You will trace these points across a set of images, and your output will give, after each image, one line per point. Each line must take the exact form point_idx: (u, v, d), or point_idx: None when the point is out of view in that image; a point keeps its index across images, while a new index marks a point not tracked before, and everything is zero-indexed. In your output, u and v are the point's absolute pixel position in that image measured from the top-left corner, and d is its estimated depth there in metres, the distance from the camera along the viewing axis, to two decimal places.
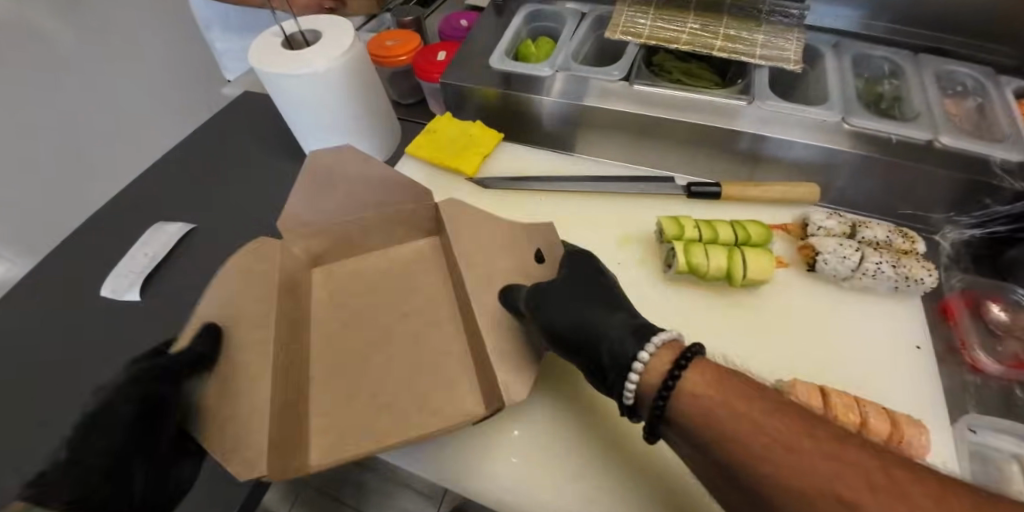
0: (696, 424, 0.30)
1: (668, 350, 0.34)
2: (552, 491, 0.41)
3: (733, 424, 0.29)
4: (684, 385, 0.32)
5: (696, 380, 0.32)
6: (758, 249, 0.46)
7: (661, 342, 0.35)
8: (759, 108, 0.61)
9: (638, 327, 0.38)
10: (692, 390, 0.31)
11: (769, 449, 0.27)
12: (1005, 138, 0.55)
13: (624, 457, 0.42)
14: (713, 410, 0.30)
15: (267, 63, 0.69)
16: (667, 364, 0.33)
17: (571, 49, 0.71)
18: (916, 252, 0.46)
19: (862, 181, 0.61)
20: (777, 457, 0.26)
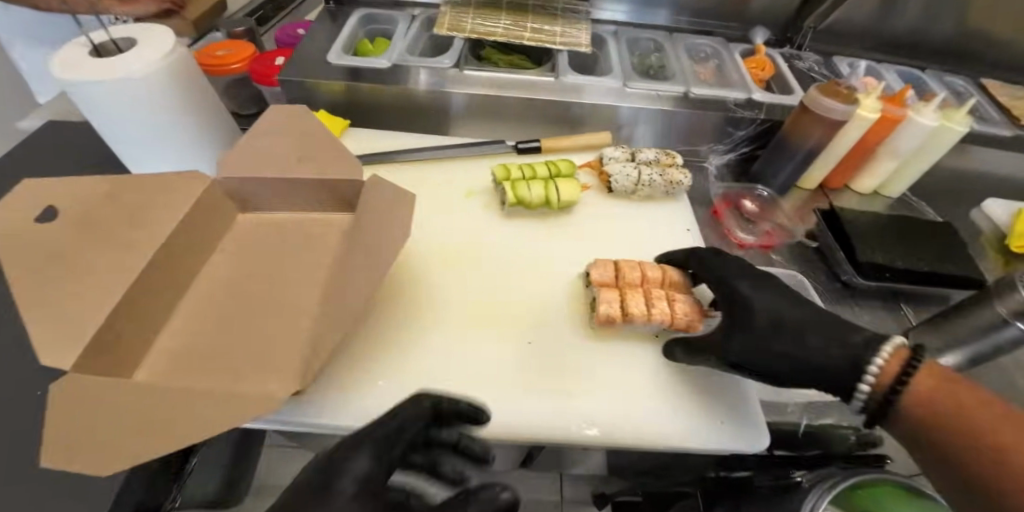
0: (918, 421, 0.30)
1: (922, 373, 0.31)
2: (428, 380, 0.43)
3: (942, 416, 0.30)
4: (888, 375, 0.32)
5: (918, 378, 0.31)
6: (567, 179, 0.58)
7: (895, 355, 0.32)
8: (564, 81, 0.76)
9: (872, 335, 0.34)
10: (921, 393, 0.31)
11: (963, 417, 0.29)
12: (735, 86, 0.78)
13: (577, 331, 0.49)
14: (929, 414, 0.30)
15: (69, 66, 0.64)
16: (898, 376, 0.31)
17: (406, 45, 0.78)
18: (675, 164, 0.61)
19: (650, 128, 0.79)
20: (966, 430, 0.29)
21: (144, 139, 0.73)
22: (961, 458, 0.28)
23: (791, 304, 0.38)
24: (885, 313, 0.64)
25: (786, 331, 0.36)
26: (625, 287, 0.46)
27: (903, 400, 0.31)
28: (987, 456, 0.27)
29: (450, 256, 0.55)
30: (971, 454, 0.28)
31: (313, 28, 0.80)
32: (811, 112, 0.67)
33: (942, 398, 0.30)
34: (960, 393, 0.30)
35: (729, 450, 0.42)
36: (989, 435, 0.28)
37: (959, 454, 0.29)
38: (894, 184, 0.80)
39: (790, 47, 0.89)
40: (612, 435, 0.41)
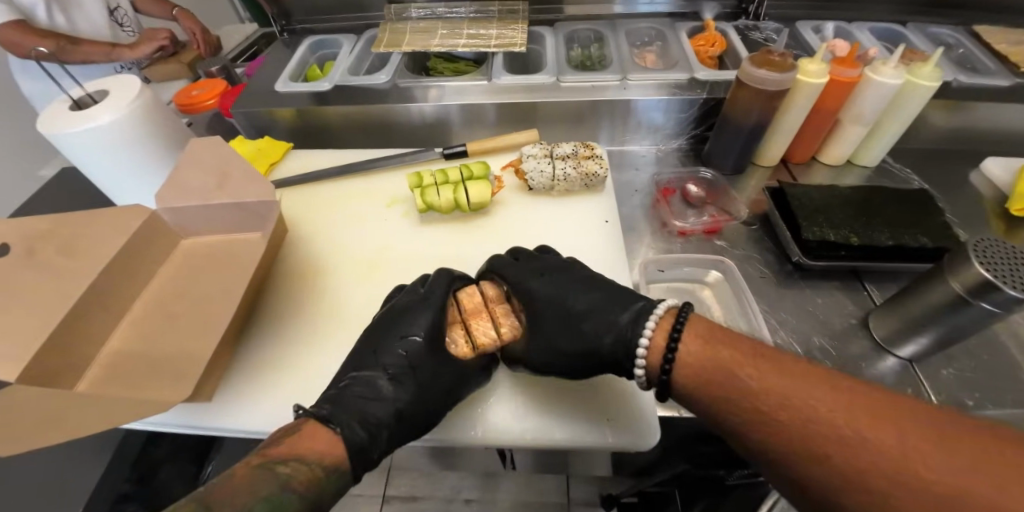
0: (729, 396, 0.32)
1: (690, 335, 0.36)
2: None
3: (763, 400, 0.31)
4: (682, 354, 0.36)
5: (690, 349, 0.36)
6: (478, 181, 0.58)
7: (654, 324, 0.38)
8: (497, 82, 0.76)
9: (638, 309, 0.41)
10: (692, 357, 0.35)
11: (782, 398, 0.30)
12: (677, 67, 0.75)
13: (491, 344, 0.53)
14: (749, 393, 0.31)
15: (51, 120, 0.72)
16: (664, 341, 0.37)
17: (349, 65, 0.82)
18: (593, 155, 0.60)
19: (591, 121, 0.77)
20: (793, 417, 0.29)
21: (127, 176, 0.80)
22: (715, 401, 0.33)
23: (580, 291, 0.45)
24: (843, 296, 0.59)
25: (562, 330, 0.43)
26: (466, 318, 0.47)
27: (673, 366, 0.36)
28: (726, 391, 0.32)
29: (366, 267, 0.57)
30: (713, 390, 0.33)
31: (266, 61, 0.86)
32: (746, 86, 0.63)
33: (719, 371, 0.33)
34: (707, 339, 0.36)
35: (612, 447, 0.45)
36: (727, 370, 0.33)
37: (711, 396, 0.33)
38: (869, 152, 0.74)
39: (747, 19, 0.84)
40: (498, 438, 0.46)
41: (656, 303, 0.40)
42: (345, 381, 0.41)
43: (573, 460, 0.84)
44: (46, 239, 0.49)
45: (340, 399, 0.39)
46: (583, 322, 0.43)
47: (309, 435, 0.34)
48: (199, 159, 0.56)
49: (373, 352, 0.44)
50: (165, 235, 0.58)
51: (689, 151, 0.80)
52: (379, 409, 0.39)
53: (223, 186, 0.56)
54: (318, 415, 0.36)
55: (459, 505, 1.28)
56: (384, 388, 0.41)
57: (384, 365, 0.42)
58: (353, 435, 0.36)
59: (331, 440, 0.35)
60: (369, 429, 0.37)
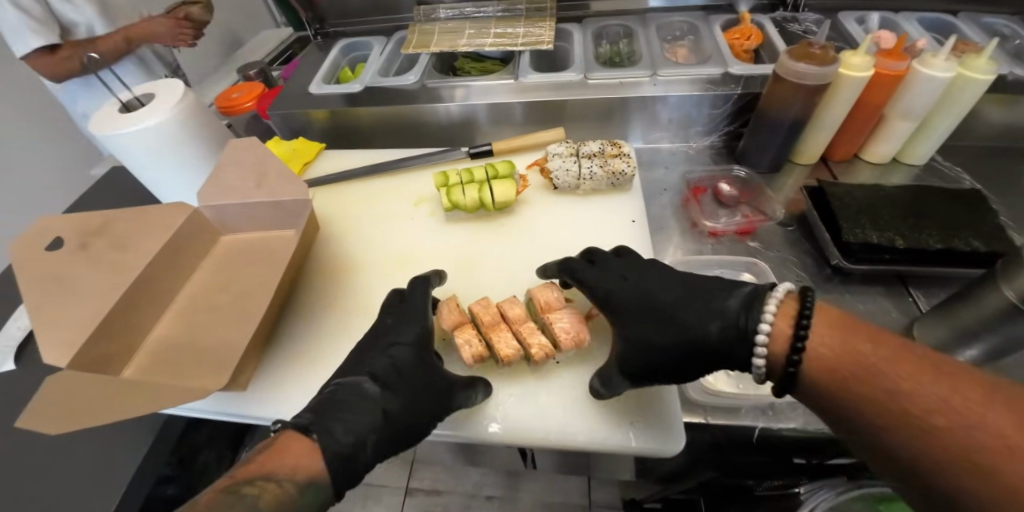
0: (858, 394, 0.29)
1: (822, 320, 0.32)
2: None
3: (897, 395, 0.27)
4: (812, 339, 0.32)
5: (819, 330, 0.32)
6: (504, 179, 0.58)
7: (775, 307, 0.34)
8: (524, 81, 0.76)
9: (753, 298, 0.37)
10: (817, 343, 0.31)
11: (928, 397, 0.26)
12: (710, 61, 0.72)
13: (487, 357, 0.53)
14: (882, 387, 0.28)
15: (104, 123, 0.77)
16: (788, 324, 0.34)
17: (379, 67, 0.84)
18: (621, 153, 0.58)
19: (619, 119, 0.76)
20: (934, 417, 0.25)
21: (169, 176, 0.85)
22: (844, 394, 0.29)
23: (670, 286, 0.42)
24: (886, 302, 0.55)
25: (665, 319, 0.40)
26: (488, 331, 0.47)
27: (802, 354, 0.32)
28: (865, 387, 0.28)
29: (393, 264, 0.58)
30: (846, 381, 0.29)
31: (301, 64, 0.89)
32: (784, 80, 0.61)
33: (849, 361, 0.30)
34: (847, 329, 0.32)
35: (635, 450, 0.44)
36: (869, 362, 0.29)
37: (842, 388, 0.30)
38: (916, 150, 0.70)
39: (785, 10, 0.80)
40: (515, 434, 0.46)
41: (777, 286, 0.36)
42: (328, 388, 0.41)
43: (595, 462, 0.83)
44: (97, 234, 0.52)
45: (323, 406, 0.38)
46: (680, 313, 0.39)
47: (287, 448, 0.34)
48: (233, 159, 0.58)
49: (358, 363, 0.44)
50: (206, 231, 0.60)
51: (722, 148, 0.77)
52: (364, 415, 0.38)
53: (258, 186, 0.58)
54: (299, 424, 0.36)
55: (481, 501, 1.29)
56: (369, 390, 0.40)
57: (369, 371, 0.42)
58: (336, 441, 0.36)
59: (308, 450, 0.34)
60: (353, 435, 0.37)
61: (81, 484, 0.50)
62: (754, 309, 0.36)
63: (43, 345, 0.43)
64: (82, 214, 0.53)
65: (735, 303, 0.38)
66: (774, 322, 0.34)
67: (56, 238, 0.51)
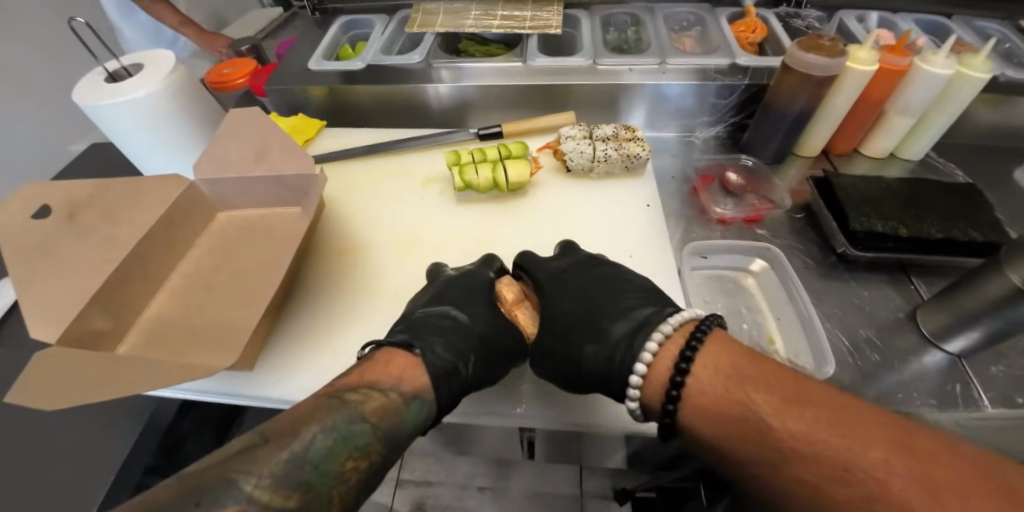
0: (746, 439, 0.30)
1: (708, 349, 0.34)
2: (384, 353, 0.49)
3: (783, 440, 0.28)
4: (697, 373, 0.33)
5: (705, 367, 0.33)
6: (517, 160, 0.57)
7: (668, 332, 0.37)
8: (533, 64, 0.75)
9: (645, 320, 0.39)
10: (704, 378, 0.33)
11: (800, 441, 0.28)
12: (717, 52, 0.73)
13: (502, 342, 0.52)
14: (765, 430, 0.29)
15: (87, 94, 0.72)
16: (674, 354, 0.36)
17: (381, 45, 0.82)
18: (635, 137, 0.58)
19: (626, 107, 0.76)
20: (814, 467, 0.27)
21: (156, 152, 0.80)
22: (731, 438, 0.31)
23: (584, 300, 0.44)
24: (889, 291, 0.57)
25: (568, 334, 0.43)
26: (512, 308, 0.49)
27: (681, 390, 0.33)
28: (755, 433, 0.29)
29: (400, 243, 0.56)
30: (755, 440, 0.29)
31: (299, 41, 0.86)
32: (793, 71, 0.61)
33: (735, 406, 0.31)
34: (740, 377, 0.32)
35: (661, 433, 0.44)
36: (759, 416, 0.29)
37: (732, 430, 0.30)
38: (911, 146, 0.72)
39: (788, 6, 0.81)
40: (541, 417, 0.45)
41: (671, 317, 0.38)
42: (415, 316, 0.44)
43: (595, 450, 0.83)
44: (90, 203, 0.49)
45: (415, 330, 0.41)
46: (580, 331, 0.42)
47: (386, 366, 0.35)
48: (232, 131, 0.55)
49: (441, 295, 0.47)
50: (202, 207, 0.57)
51: (726, 139, 0.77)
52: (461, 340, 0.41)
53: (259, 160, 0.55)
54: (398, 341, 0.38)
55: (473, 492, 1.28)
56: (457, 316, 0.44)
57: (451, 302, 0.46)
58: (437, 358, 0.38)
59: (410, 362, 0.36)
60: (451, 352, 0.39)
61: (65, 472, 0.47)
62: (637, 333, 0.39)
63: (28, 319, 0.40)
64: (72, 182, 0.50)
65: (624, 324, 0.40)
66: (653, 366, 0.36)
67: (43, 208, 0.47)
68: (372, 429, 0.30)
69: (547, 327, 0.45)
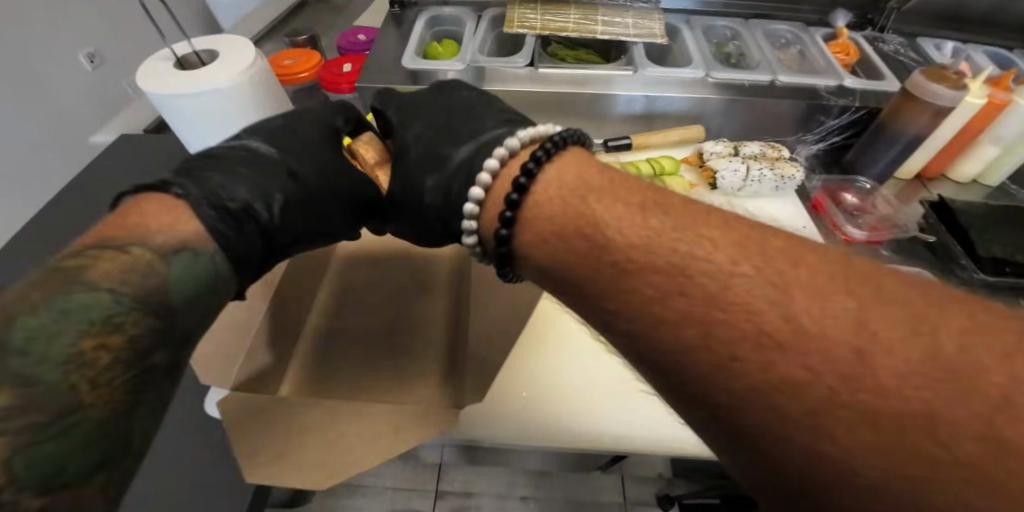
0: (736, 338, 0.20)
1: (557, 164, 0.31)
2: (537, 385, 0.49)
3: (818, 392, 0.18)
4: (541, 185, 0.30)
5: (550, 182, 0.30)
6: (673, 177, 0.55)
7: (524, 138, 0.33)
8: (643, 74, 0.73)
9: (485, 143, 0.35)
10: (547, 197, 0.29)
11: (846, 397, 0.18)
12: (823, 72, 0.74)
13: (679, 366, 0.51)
14: (769, 331, 0.20)
15: (158, 80, 0.66)
16: (544, 171, 0.30)
17: (477, 45, 0.77)
18: (783, 157, 0.58)
19: (730, 123, 0.76)
20: (845, 418, 0.18)
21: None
22: (712, 353, 0.21)
23: (439, 133, 0.38)
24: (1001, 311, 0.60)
25: (409, 165, 0.38)
26: (374, 169, 0.41)
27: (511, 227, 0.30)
28: (764, 364, 0.20)
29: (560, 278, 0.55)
30: (775, 417, 0.19)
31: (382, 36, 0.81)
32: (916, 99, 0.64)
33: (705, 304, 0.22)
34: (658, 215, 0.26)
35: None
36: (766, 331, 0.20)
37: (727, 342, 0.21)
38: (994, 172, 0.75)
39: (873, 30, 0.84)
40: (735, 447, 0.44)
41: (519, 133, 0.33)
42: (234, 150, 0.33)
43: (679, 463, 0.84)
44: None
45: (231, 161, 0.32)
46: (440, 149, 0.37)
47: (141, 209, 0.27)
48: None
49: (289, 140, 0.36)
50: None
51: (824, 158, 0.78)
52: (264, 172, 0.33)
53: None
54: (153, 184, 0.28)
55: (515, 502, 1.26)
56: (279, 155, 0.35)
57: (268, 137, 0.36)
58: (227, 194, 0.30)
59: (175, 208, 0.27)
60: (260, 190, 0.32)
61: None
62: (472, 168, 0.35)
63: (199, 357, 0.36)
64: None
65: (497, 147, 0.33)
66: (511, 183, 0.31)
67: None
68: (133, 372, 0.22)
69: (402, 189, 0.38)
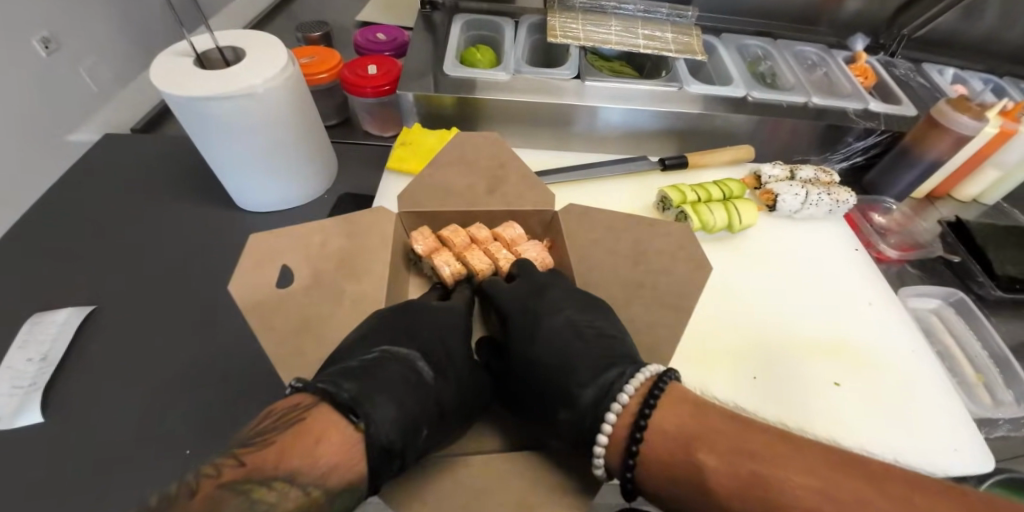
0: (675, 460, 0.28)
1: (669, 399, 0.31)
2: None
3: (726, 494, 0.26)
4: (650, 427, 0.30)
5: (664, 420, 0.30)
6: (742, 200, 0.56)
7: (643, 376, 0.33)
8: (687, 90, 0.74)
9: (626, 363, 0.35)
10: (658, 432, 0.29)
11: (738, 477, 0.26)
12: (849, 96, 0.78)
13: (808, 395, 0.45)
14: (706, 452, 0.27)
15: (179, 78, 0.59)
16: (655, 413, 0.30)
17: (518, 54, 0.75)
18: (835, 182, 0.61)
19: (765, 143, 0.79)
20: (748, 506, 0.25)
21: (237, 155, 0.66)
22: (665, 470, 0.29)
23: (576, 340, 0.37)
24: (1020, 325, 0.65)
25: (536, 367, 0.37)
26: (461, 253, 0.46)
27: (636, 464, 0.30)
28: (689, 470, 0.28)
29: (731, 327, 0.49)
30: None
31: (414, 40, 0.77)
32: (940, 126, 0.68)
33: (687, 436, 0.28)
34: (680, 411, 0.30)
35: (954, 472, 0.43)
36: (710, 456, 0.27)
37: (677, 464, 0.28)
38: (991, 193, 0.82)
39: (884, 55, 0.89)
40: None
41: (641, 367, 0.33)
42: (374, 354, 0.34)
43: None
44: (322, 259, 0.39)
45: (367, 378, 0.32)
46: (570, 372, 0.35)
47: (318, 425, 0.27)
48: (461, 153, 0.48)
49: (411, 333, 0.38)
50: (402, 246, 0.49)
51: (848, 176, 0.82)
52: (419, 399, 0.33)
53: (487, 189, 0.48)
54: (336, 399, 0.29)
55: None
56: (423, 373, 0.35)
57: (422, 346, 0.37)
58: (382, 432, 0.29)
59: (348, 436, 0.28)
60: (400, 427, 0.31)
61: None
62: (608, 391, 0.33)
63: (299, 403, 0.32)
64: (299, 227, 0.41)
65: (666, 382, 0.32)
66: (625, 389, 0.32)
67: (285, 255, 0.39)
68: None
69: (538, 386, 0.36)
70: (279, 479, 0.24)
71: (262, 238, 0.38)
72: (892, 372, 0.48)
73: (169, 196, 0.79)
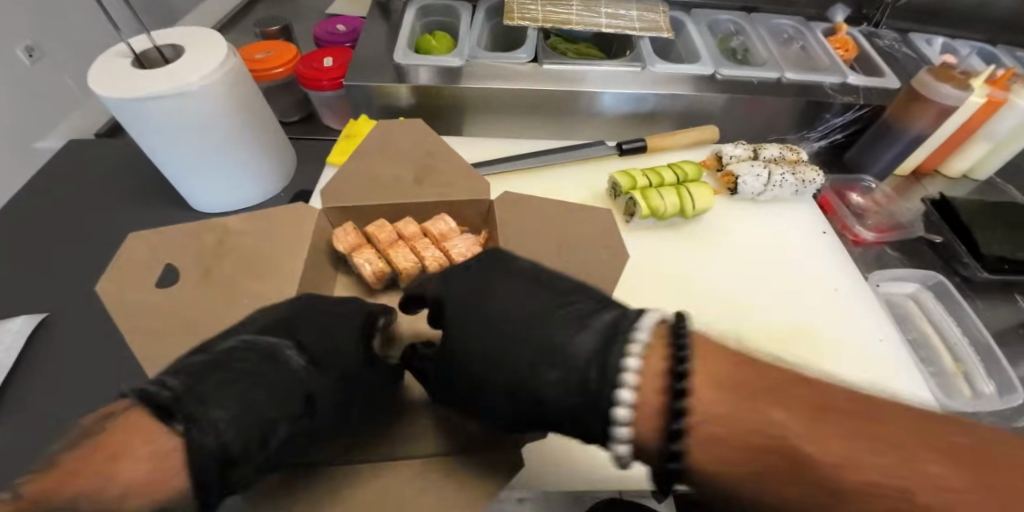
0: (733, 433, 0.19)
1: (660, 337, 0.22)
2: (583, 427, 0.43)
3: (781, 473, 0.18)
4: (696, 392, 0.19)
5: (713, 381, 0.19)
6: (697, 183, 0.53)
7: (653, 318, 0.22)
8: (651, 70, 0.70)
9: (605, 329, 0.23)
10: (707, 402, 0.19)
11: (811, 454, 0.18)
12: (827, 70, 0.73)
13: None
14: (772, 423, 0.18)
15: (114, 79, 0.57)
16: (662, 362, 0.21)
17: (474, 38, 0.72)
18: (801, 160, 0.57)
19: (737, 123, 0.75)
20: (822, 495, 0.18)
21: (186, 156, 0.64)
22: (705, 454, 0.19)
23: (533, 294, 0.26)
24: (1006, 308, 0.62)
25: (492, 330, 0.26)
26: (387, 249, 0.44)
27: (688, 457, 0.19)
28: (751, 448, 0.18)
29: (679, 317, 0.47)
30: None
31: (368, 28, 0.74)
32: (921, 97, 0.64)
33: (734, 393, 0.19)
34: (731, 370, 0.20)
35: None
36: (783, 437, 0.18)
37: (723, 447, 0.19)
38: (982, 168, 0.77)
39: (867, 26, 0.84)
40: None
41: (646, 311, 0.22)
42: (229, 342, 0.26)
43: None
44: (230, 261, 0.38)
45: (210, 368, 0.23)
46: (532, 347, 0.24)
47: (120, 437, 0.18)
48: (388, 143, 0.46)
49: (291, 322, 0.30)
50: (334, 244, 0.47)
51: (828, 155, 0.78)
52: (280, 395, 0.25)
53: (419, 180, 0.46)
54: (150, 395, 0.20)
55: None
56: (293, 362, 0.27)
57: (295, 336, 0.30)
58: (217, 442, 0.20)
59: (165, 451, 0.19)
60: (246, 434, 0.22)
61: None
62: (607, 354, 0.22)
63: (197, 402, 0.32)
64: (215, 227, 0.40)
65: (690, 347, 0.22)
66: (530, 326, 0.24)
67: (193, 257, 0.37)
68: None
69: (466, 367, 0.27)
70: (78, 509, 0.16)
71: (163, 236, 0.37)
72: (853, 363, 0.44)
73: (130, 200, 0.78)
